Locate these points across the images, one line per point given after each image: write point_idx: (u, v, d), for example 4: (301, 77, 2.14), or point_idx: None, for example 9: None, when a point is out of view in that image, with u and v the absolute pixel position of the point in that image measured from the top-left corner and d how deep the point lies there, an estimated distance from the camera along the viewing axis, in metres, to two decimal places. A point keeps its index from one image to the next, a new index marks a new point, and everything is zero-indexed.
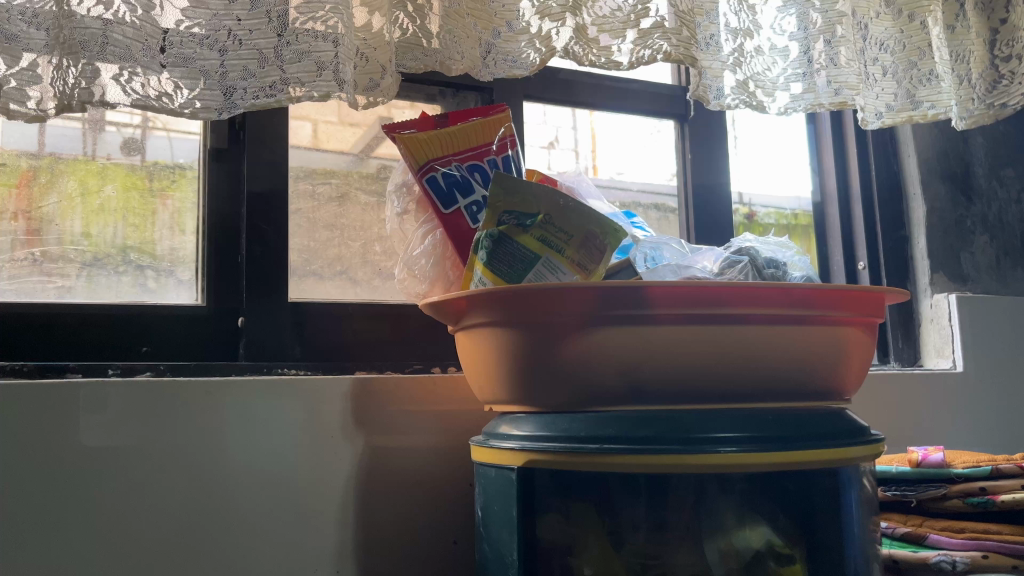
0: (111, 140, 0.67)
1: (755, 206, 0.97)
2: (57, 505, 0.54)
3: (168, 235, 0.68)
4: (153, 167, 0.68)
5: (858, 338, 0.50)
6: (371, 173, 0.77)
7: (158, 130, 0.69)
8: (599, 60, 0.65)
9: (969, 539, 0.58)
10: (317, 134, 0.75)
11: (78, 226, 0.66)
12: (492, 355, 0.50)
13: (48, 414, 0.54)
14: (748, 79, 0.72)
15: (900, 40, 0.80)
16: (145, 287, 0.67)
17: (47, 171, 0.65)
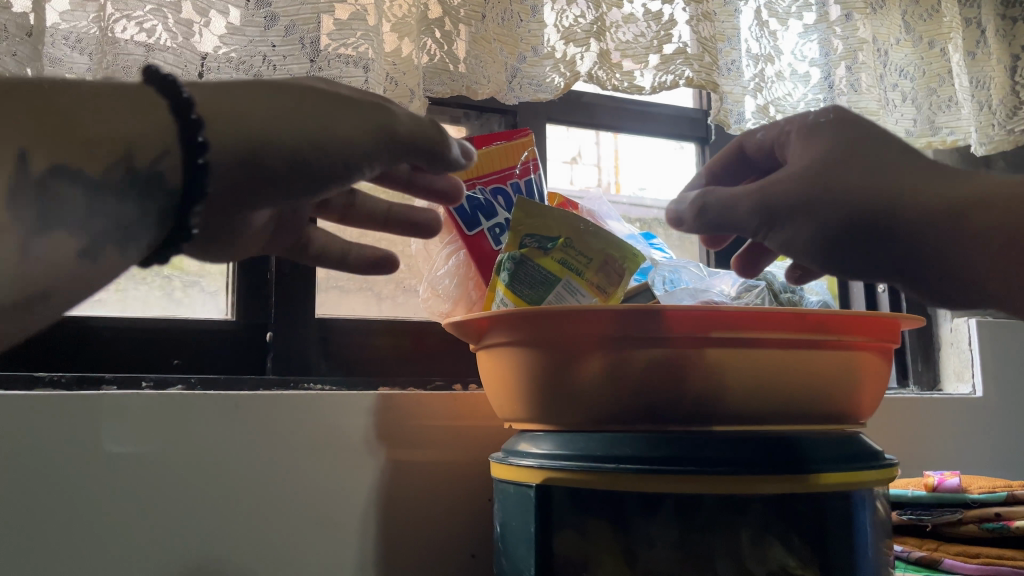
0: None
1: None
2: (91, 512, 0.55)
3: None
4: None
5: (873, 364, 0.51)
6: None
7: None
8: (622, 84, 0.67)
9: (981, 565, 0.58)
10: None
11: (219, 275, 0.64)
12: (512, 375, 0.52)
13: (86, 423, 0.56)
14: (769, 103, 0.73)
15: (920, 66, 0.82)
16: (174, 299, 0.69)
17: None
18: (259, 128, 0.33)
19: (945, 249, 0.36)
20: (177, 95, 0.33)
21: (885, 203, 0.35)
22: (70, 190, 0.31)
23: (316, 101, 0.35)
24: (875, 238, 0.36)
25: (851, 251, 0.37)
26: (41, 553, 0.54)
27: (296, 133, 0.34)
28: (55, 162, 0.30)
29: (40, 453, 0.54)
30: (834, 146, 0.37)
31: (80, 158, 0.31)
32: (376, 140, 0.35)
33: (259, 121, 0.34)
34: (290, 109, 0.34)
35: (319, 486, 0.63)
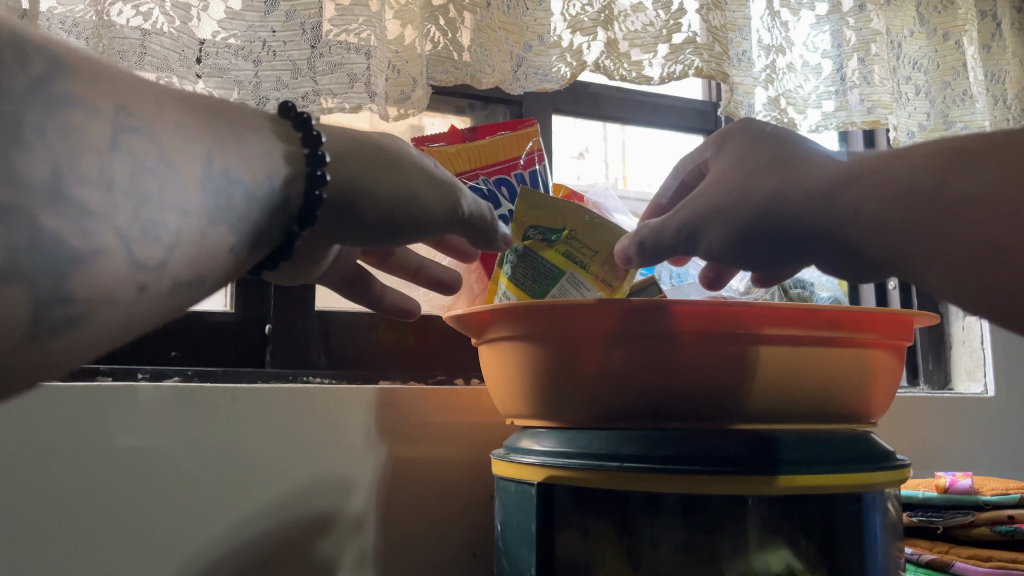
0: None
1: None
2: (86, 506, 0.54)
3: None
4: None
5: (886, 362, 0.50)
6: None
7: None
8: (630, 74, 0.65)
9: (995, 568, 0.57)
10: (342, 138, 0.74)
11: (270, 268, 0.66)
12: (515, 370, 0.50)
13: (81, 416, 0.55)
14: (780, 96, 0.72)
15: (934, 59, 0.80)
16: None
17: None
18: (367, 184, 0.39)
19: (834, 228, 0.37)
20: (310, 132, 0.38)
21: (767, 198, 0.38)
22: (237, 190, 0.34)
23: (410, 163, 0.41)
24: (778, 234, 0.38)
25: (758, 249, 0.39)
26: (34, 547, 0.53)
27: (396, 191, 0.40)
28: (228, 166, 0.33)
29: (32, 445, 0.53)
30: (731, 159, 0.40)
31: (244, 168, 0.34)
32: (455, 207, 0.42)
33: (364, 173, 0.39)
34: (385, 168, 0.40)
35: (319, 481, 0.62)
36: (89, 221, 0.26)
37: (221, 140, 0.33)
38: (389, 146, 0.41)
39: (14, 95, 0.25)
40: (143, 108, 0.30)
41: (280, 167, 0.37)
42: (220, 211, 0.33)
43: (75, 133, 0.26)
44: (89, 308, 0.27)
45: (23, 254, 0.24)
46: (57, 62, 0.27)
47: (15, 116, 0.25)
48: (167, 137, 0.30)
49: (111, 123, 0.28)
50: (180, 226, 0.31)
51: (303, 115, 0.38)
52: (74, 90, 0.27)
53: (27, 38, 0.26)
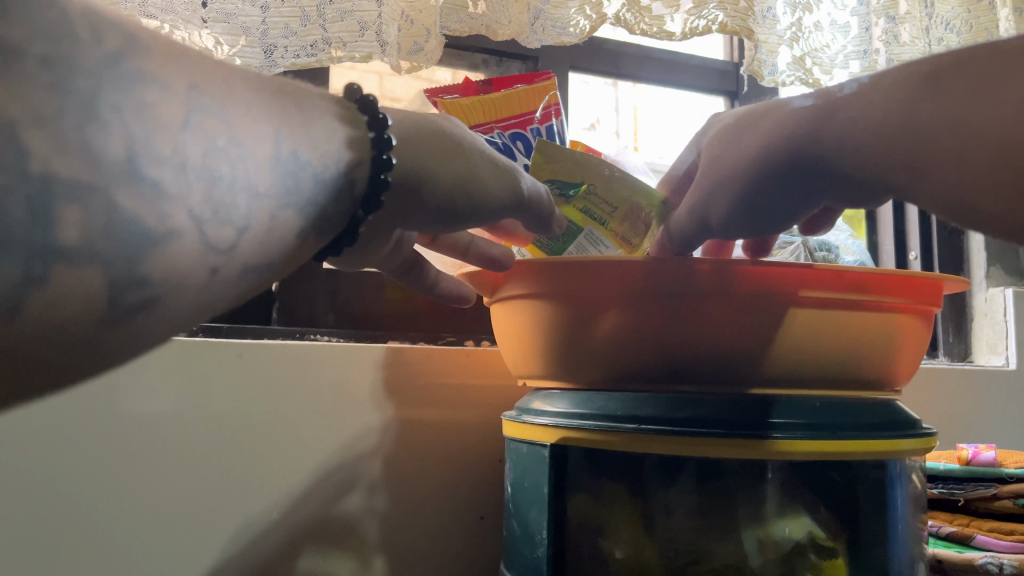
0: None
1: None
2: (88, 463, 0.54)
3: None
4: None
5: (914, 327, 0.48)
6: None
7: None
8: (651, 29, 0.62)
9: (1018, 543, 0.55)
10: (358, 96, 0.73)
11: None
12: (529, 329, 0.49)
13: None
14: (805, 55, 0.69)
15: (967, 21, 0.75)
16: None
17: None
18: (429, 168, 0.37)
19: (830, 161, 0.34)
20: (375, 115, 0.37)
21: (757, 151, 0.35)
22: (306, 173, 0.32)
23: (465, 144, 0.39)
24: (789, 180, 0.35)
25: (772, 206, 0.36)
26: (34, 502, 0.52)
27: (455, 179, 0.38)
28: (297, 148, 0.31)
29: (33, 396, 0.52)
30: (728, 124, 0.38)
31: (314, 151, 0.32)
32: (513, 188, 0.41)
33: (427, 158, 0.38)
34: (444, 154, 0.38)
35: (325, 440, 0.61)
36: (166, 203, 0.24)
37: (288, 120, 0.31)
38: (446, 130, 0.39)
39: (91, 69, 0.23)
40: (214, 87, 0.28)
41: (349, 146, 0.35)
42: (290, 193, 0.31)
43: (153, 111, 0.24)
44: (164, 287, 0.25)
45: (99, 232, 0.22)
46: (130, 39, 0.25)
47: (91, 91, 0.23)
48: (239, 118, 0.28)
49: (188, 99, 0.26)
50: (252, 206, 0.29)
51: (366, 98, 0.37)
52: (148, 67, 0.25)
53: (100, 13, 0.24)
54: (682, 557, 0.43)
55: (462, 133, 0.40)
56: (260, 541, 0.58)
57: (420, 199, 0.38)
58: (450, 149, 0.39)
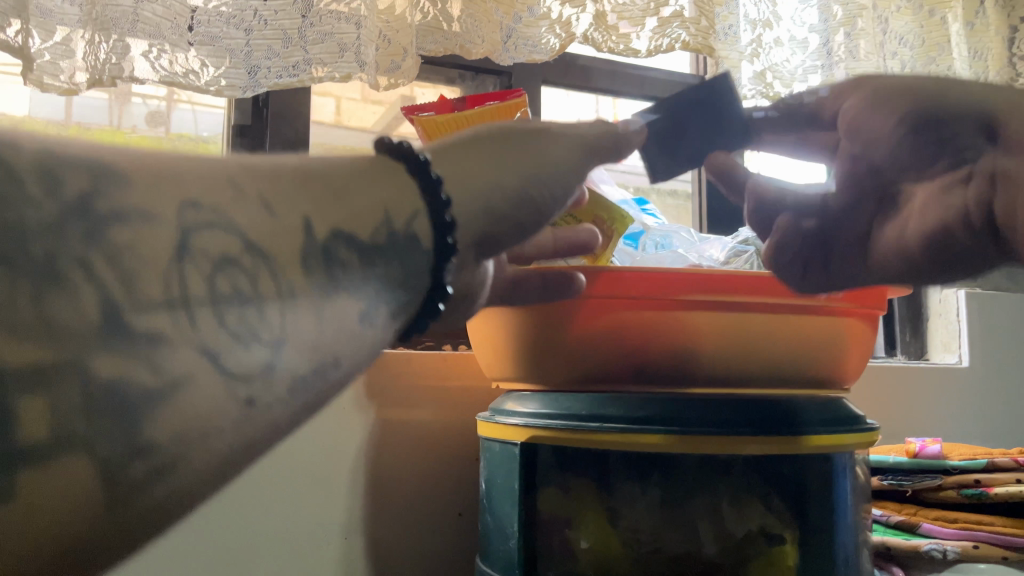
0: (137, 112, 0.65)
1: None
2: None
3: None
4: (179, 141, 0.68)
5: (860, 330, 0.51)
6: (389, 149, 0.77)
7: (183, 103, 0.68)
8: (618, 47, 0.66)
9: (959, 530, 0.60)
10: (340, 110, 0.77)
11: None
12: (501, 335, 0.52)
13: None
14: (765, 70, 0.72)
15: (920, 35, 0.78)
16: None
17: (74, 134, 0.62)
18: (484, 176, 0.37)
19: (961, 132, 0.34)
20: (417, 159, 0.35)
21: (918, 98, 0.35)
22: (343, 252, 0.31)
23: (517, 132, 0.39)
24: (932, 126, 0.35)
25: (919, 138, 0.36)
26: None
27: (528, 172, 0.37)
28: (334, 227, 0.31)
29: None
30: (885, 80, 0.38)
31: (356, 222, 0.32)
32: (586, 147, 0.40)
33: (481, 168, 0.37)
34: (509, 153, 0.37)
35: (307, 441, 0.63)
36: (162, 348, 0.25)
37: (317, 203, 0.31)
38: (488, 129, 0.39)
39: (52, 228, 0.25)
40: (212, 202, 0.28)
41: (384, 189, 0.34)
42: (329, 284, 0.30)
43: (123, 252, 0.26)
44: (183, 444, 0.25)
45: (77, 410, 0.23)
46: (99, 174, 0.26)
47: (50, 254, 0.24)
48: (247, 225, 0.29)
49: (176, 224, 0.27)
50: (272, 312, 0.28)
51: (401, 143, 0.35)
52: (126, 204, 0.26)
53: (61, 160, 0.26)
54: (643, 546, 0.46)
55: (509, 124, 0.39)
56: (248, 539, 0.61)
57: (485, 202, 0.36)
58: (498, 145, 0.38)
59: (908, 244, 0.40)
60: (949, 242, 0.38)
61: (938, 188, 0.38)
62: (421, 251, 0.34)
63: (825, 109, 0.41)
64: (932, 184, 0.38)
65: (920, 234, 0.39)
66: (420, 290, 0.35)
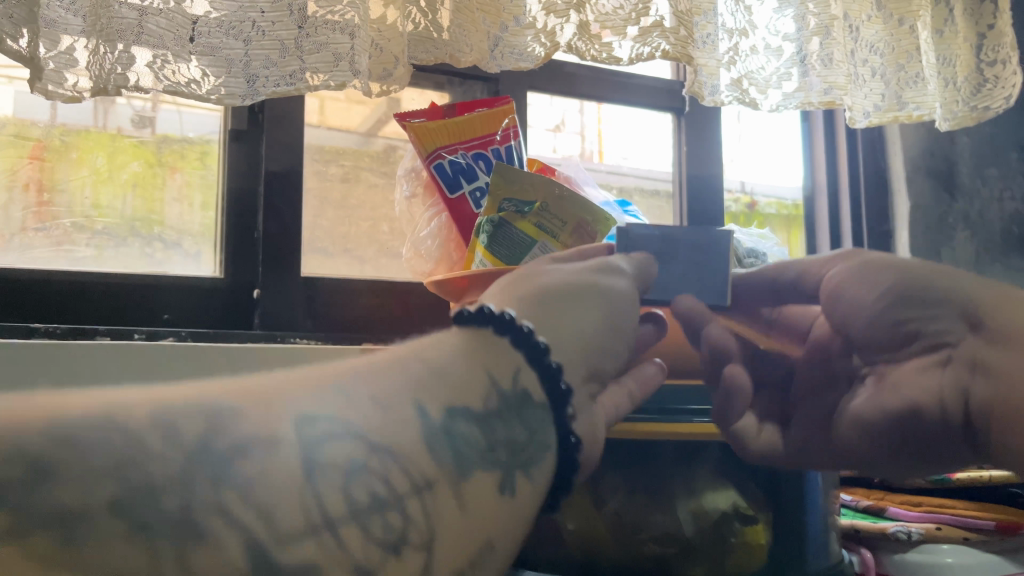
0: (121, 112, 0.71)
1: (756, 196, 0.98)
2: None
3: (177, 208, 0.74)
4: (163, 141, 0.73)
5: None
6: (378, 153, 0.84)
7: (168, 104, 0.73)
8: (601, 55, 0.68)
9: (924, 513, 0.68)
10: (323, 110, 0.80)
11: (89, 199, 0.71)
12: None
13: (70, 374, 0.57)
14: (742, 77, 0.76)
15: (889, 43, 0.82)
16: (154, 258, 0.73)
17: (58, 141, 0.69)
18: (586, 329, 0.44)
19: (931, 299, 0.43)
20: (504, 318, 0.40)
21: (905, 282, 0.44)
22: (453, 424, 0.35)
23: (580, 289, 0.45)
24: (910, 302, 0.44)
25: (904, 313, 0.44)
26: None
27: (602, 322, 0.45)
28: (444, 405, 0.36)
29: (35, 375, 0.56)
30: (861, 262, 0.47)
31: (453, 396, 0.36)
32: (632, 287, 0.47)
33: (569, 322, 0.43)
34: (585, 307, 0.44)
35: None
36: None
37: (419, 388, 0.36)
38: (559, 286, 0.45)
39: (206, 475, 0.27)
40: (330, 413, 0.32)
41: (478, 362, 0.39)
42: (448, 461, 0.34)
43: (269, 479, 0.29)
44: None
45: None
46: (215, 413, 0.29)
47: (195, 499, 0.27)
48: (362, 425, 0.32)
49: (297, 438, 0.30)
50: (414, 510, 0.32)
51: (488, 308, 0.40)
52: (250, 432, 0.29)
53: (177, 407, 0.29)
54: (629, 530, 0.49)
55: (575, 281, 0.45)
56: None
57: (580, 345, 0.43)
58: (580, 300, 0.44)
59: (883, 413, 0.46)
60: (919, 423, 0.45)
61: (916, 366, 0.44)
62: (535, 403, 0.39)
63: (808, 276, 0.49)
64: (905, 366, 0.45)
65: (896, 407, 0.46)
66: (546, 447, 0.39)
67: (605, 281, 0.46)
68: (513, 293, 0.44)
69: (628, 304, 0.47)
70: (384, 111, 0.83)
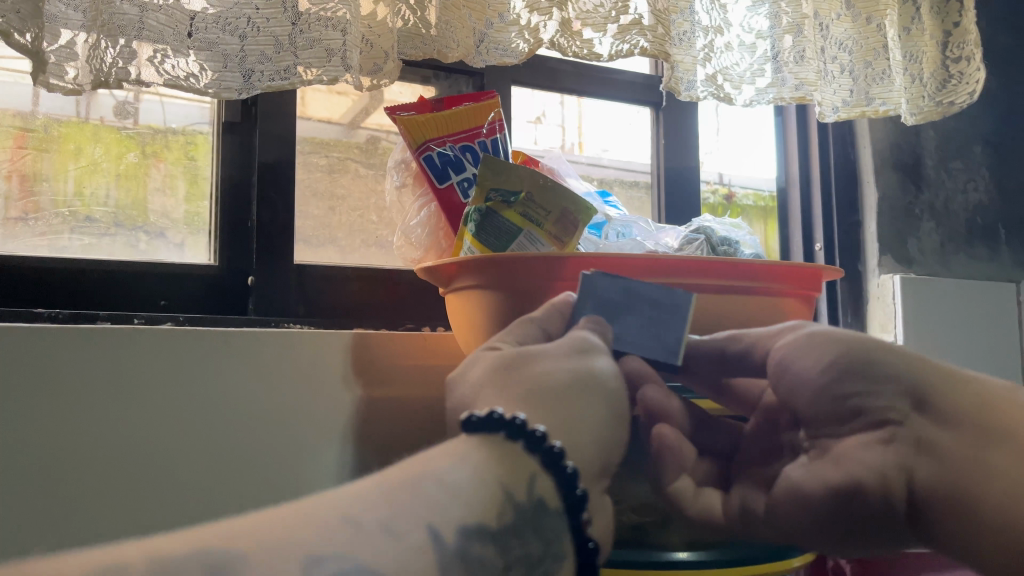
0: (104, 103, 0.74)
1: (734, 187, 1.10)
2: (75, 443, 0.58)
3: (160, 197, 0.76)
4: (145, 131, 0.76)
5: (796, 307, 0.61)
6: (359, 142, 0.86)
7: (150, 94, 0.76)
8: (582, 51, 0.72)
9: None
10: (305, 99, 0.82)
11: (70, 187, 0.72)
12: (478, 315, 0.59)
13: (73, 355, 0.59)
14: (717, 72, 0.79)
15: (858, 41, 0.85)
16: (138, 248, 0.75)
17: (41, 132, 0.71)
18: (583, 426, 0.47)
19: (878, 372, 0.47)
20: (512, 422, 0.43)
21: (849, 354, 0.48)
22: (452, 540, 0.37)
23: (573, 382, 0.48)
24: (849, 375, 0.47)
25: (845, 385, 0.47)
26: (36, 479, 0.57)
27: (601, 416, 0.48)
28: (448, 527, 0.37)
29: (42, 362, 0.58)
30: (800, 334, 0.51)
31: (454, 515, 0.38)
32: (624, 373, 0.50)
33: (569, 416, 0.46)
34: (578, 399, 0.47)
35: (299, 415, 0.68)
36: None
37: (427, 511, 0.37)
38: (558, 379, 0.48)
39: None
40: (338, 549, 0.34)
41: (489, 472, 0.42)
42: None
43: None
44: None
45: None
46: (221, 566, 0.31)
47: None
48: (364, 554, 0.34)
49: None
50: None
51: (494, 413, 0.44)
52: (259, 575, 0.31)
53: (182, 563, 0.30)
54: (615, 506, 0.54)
55: (570, 371, 0.48)
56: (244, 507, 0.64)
57: (580, 438, 0.46)
58: (580, 395, 0.47)
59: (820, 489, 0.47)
60: (853, 506, 0.46)
61: (856, 440, 0.47)
62: (551, 511, 0.42)
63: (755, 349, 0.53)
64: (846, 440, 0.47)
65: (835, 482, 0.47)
66: (562, 556, 0.42)
67: (596, 368, 0.49)
68: (512, 389, 0.47)
69: (620, 390, 0.50)
70: (364, 104, 0.86)
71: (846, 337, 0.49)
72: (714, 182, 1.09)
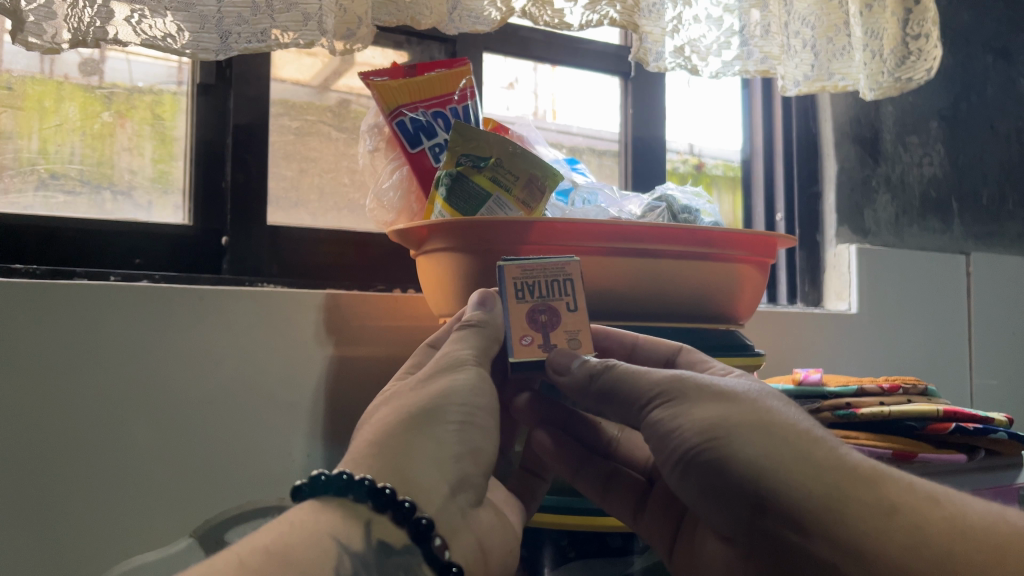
0: (68, 60, 0.74)
1: (704, 157, 1.11)
2: (45, 395, 0.60)
3: (125, 157, 0.76)
4: (110, 88, 0.76)
5: (751, 274, 0.65)
6: (327, 104, 0.87)
7: (115, 53, 0.76)
8: (553, 20, 0.72)
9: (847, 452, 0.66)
10: (275, 62, 0.83)
11: (34, 144, 0.72)
12: (448, 274, 0.61)
13: (44, 311, 0.60)
14: (685, 44, 0.81)
15: (819, 17, 0.88)
16: (103, 207, 0.75)
17: (2, 85, 0.71)
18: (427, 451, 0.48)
19: (723, 459, 0.46)
20: (359, 482, 0.45)
21: (703, 439, 0.47)
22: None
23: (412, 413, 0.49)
24: (702, 453, 0.47)
25: (703, 467, 0.47)
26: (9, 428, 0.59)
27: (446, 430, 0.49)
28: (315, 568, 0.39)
29: (20, 322, 0.59)
30: (681, 408, 0.48)
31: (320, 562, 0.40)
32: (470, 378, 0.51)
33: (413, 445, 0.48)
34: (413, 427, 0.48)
35: (272, 370, 0.70)
36: None
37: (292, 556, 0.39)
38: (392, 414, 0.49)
39: None
40: None
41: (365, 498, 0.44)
42: None
43: None
44: None
45: None
46: None
47: None
48: None
49: None
50: None
51: (337, 476, 0.45)
52: None
53: None
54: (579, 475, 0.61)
55: (403, 406, 0.49)
56: (215, 458, 0.66)
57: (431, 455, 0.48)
58: (419, 426, 0.48)
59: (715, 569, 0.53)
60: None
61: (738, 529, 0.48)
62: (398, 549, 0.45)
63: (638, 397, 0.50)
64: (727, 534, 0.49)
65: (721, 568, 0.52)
66: None
67: (433, 385, 0.50)
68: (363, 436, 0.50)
69: (474, 394, 0.50)
70: (334, 66, 0.87)
71: (699, 417, 0.47)
72: (685, 152, 1.10)
